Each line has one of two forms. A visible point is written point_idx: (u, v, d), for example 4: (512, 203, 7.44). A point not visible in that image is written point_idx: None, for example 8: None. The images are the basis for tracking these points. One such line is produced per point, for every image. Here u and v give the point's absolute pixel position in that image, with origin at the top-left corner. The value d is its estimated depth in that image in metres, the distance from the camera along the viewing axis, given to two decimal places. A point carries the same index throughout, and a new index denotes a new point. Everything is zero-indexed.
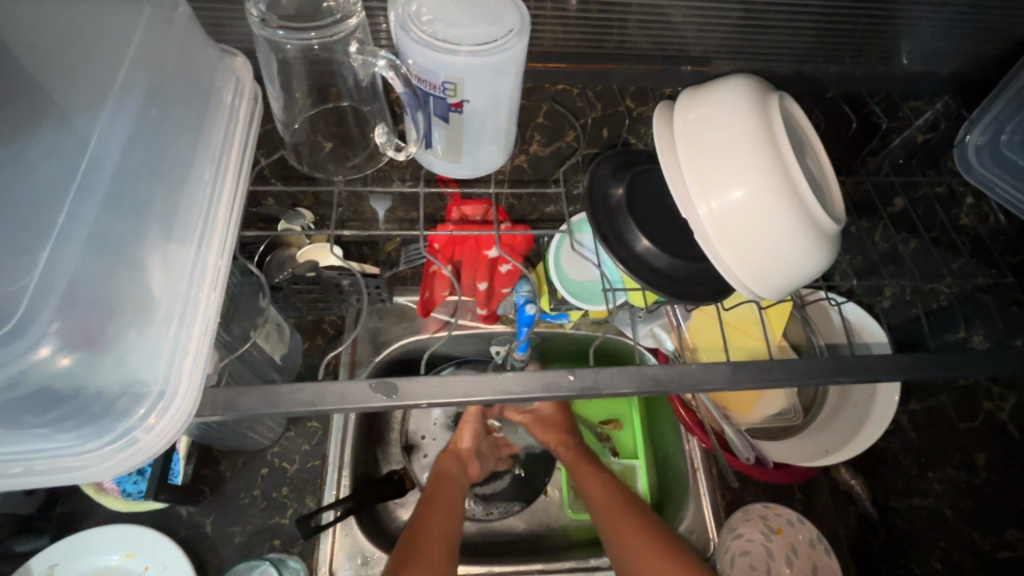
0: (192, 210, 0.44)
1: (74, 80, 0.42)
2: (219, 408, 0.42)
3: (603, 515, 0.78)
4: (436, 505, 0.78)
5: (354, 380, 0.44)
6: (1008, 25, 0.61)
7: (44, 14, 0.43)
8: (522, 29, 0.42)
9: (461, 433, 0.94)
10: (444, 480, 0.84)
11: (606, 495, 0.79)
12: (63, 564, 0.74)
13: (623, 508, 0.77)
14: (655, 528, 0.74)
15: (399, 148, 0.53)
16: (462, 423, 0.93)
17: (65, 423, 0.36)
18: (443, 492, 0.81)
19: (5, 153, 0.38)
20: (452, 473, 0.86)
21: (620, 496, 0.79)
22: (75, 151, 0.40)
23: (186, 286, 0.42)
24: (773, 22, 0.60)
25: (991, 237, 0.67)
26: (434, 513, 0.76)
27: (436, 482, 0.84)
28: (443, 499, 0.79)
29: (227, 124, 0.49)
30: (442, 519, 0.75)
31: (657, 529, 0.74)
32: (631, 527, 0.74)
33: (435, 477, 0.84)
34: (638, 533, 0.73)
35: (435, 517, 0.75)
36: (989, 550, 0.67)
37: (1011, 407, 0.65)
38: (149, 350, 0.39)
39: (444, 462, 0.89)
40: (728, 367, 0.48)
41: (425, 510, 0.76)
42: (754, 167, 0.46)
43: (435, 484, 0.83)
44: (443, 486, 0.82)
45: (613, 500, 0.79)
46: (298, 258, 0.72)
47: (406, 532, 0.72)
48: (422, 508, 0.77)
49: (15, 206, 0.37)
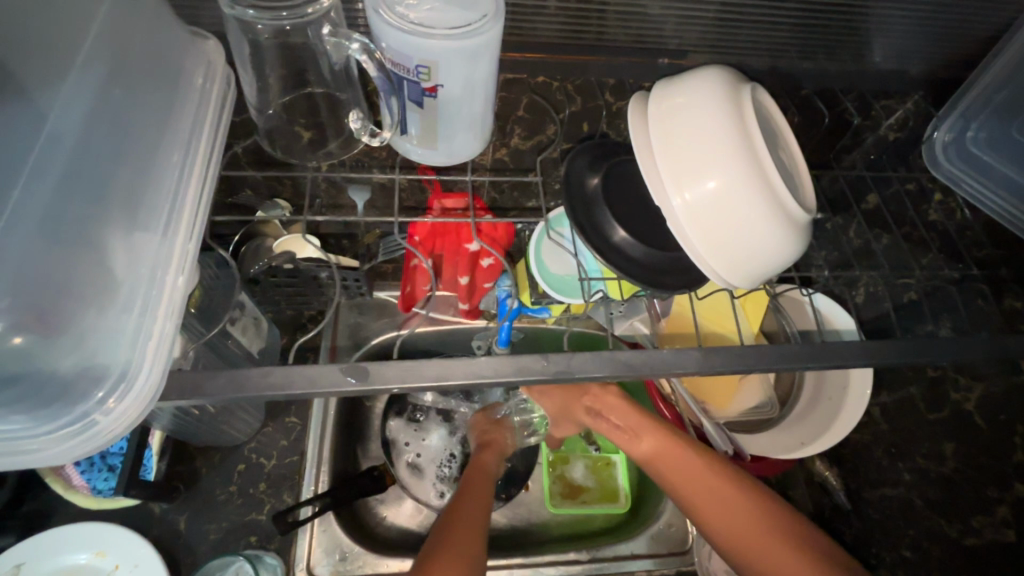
0: (156, 193, 0.43)
1: (24, 44, 0.39)
2: (186, 393, 0.41)
3: (671, 481, 0.66)
4: (473, 491, 0.73)
5: (324, 363, 0.43)
6: (960, 20, 0.64)
7: None
8: (498, 14, 0.42)
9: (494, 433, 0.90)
10: (479, 470, 0.79)
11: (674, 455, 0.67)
12: (29, 564, 0.73)
13: (702, 469, 0.65)
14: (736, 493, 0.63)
15: (375, 134, 0.52)
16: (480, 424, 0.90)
17: (19, 405, 0.35)
18: (478, 482, 0.75)
19: None
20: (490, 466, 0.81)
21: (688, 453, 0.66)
22: (31, 126, 0.39)
23: (151, 270, 0.41)
24: (747, 16, 0.62)
25: (959, 232, 0.69)
26: (472, 495, 0.71)
27: (474, 473, 0.79)
28: (481, 486, 0.74)
29: (196, 107, 0.48)
30: (476, 503, 0.69)
31: (745, 492, 0.63)
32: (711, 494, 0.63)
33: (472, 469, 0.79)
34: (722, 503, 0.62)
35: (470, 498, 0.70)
36: (955, 536, 0.71)
37: (977, 398, 0.68)
38: (110, 333, 0.38)
39: (484, 456, 0.84)
40: (700, 352, 0.48)
41: (460, 494, 0.72)
42: (727, 157, 0.46)
43: (472, 476, 0.78)
44: (476, 477, 0.77)
45: (683, 461, 0.66)
46: (274, 248, 0.71)
47: (435, 527, 0.65)
48: (458, 492, 0.72)
49: None
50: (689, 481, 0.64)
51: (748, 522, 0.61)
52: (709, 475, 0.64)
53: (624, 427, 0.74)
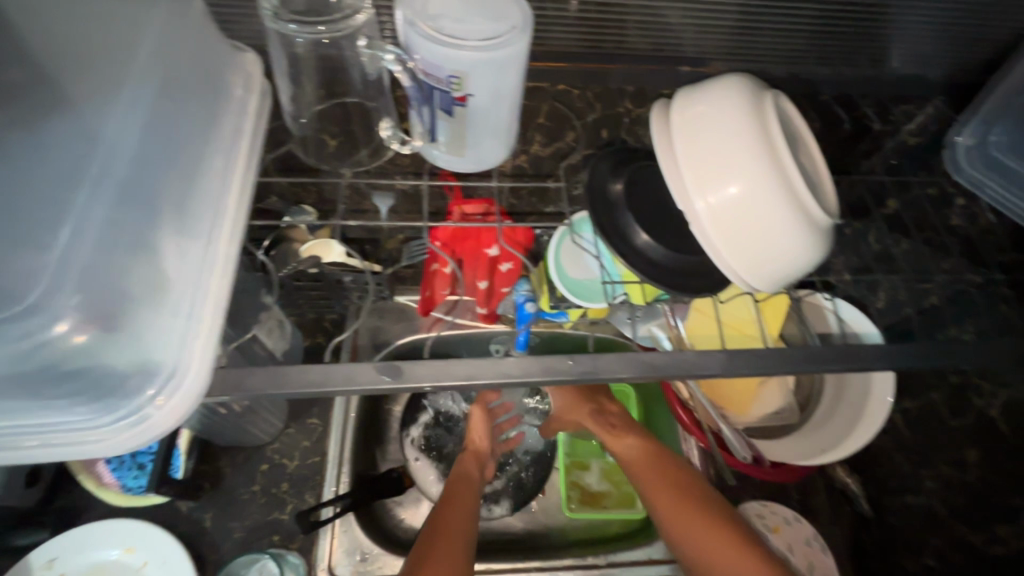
0: (202, 198, 0.45)
1: (84, 68, 0.44)
2: (228, 389, 0.43)
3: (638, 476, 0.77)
4: (455, 500, 0.75)
5: (360, 362, 0.45)
6: (980, 26, 0.65)
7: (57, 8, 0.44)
8: (526, 26, 0.44)
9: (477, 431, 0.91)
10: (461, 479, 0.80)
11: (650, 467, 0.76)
12: (62, 557, 0.75)
13: (677, 490, 0.72)
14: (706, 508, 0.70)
15: (404, 142, 0.56)
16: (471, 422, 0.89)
17: (82, 398, 0.37)
18: (461, 492, 0.78)
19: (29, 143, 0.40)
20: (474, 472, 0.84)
21: (655, 454, 0.78)
22: (94, 139, 0.42)
23: (198, 272, 0.42)
24: (766, 24, 0.63)
25: (980, 237, 0.69)
26: (458, 505, 0.74)
27: (456, 482, 0.80)
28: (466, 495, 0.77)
29: (236, 116, 0.50)
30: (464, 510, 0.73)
31: (715, 510, 0.70)
32: (683, 510, 0.70)
33: (452, 478, 0.81)
34: (693, 518, 0.69)
35: (452, 510, 0.73)
36: (981, 544, 0.69)
37: (1001, 404, 0.67)
38: (161, 331, 0.40)
39: (465, 463, 0.85)
40: (723, 355, 0.49)
41: (439, 506, 0.74)
42: (748, 163, 0.47)
43: (455, 485, 0.80)
44: (458, 485, 0.79)
45: (660, 478, 0.74)
46: (301, 254, 0.71)
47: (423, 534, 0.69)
48: (439, 503, 0.75)
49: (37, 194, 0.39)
50: (651, 473, 0.76)
51: (715, 534, 0.67)
52: (683, 495, 0.71)
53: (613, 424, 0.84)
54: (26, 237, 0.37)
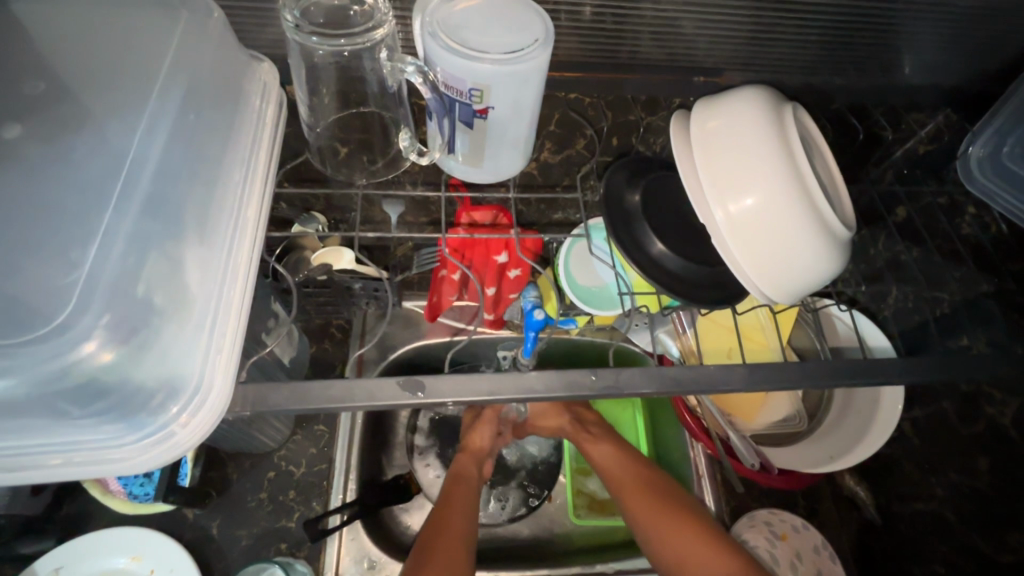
0: (223, 209, 0.45)
1: (107, 86, 0.45)
2: (248, 405, 0.43)
3: (614, 483, 0.79)
4: (452, 506, 0.75)
5: (382, 377, 0.44)
6: (998, 38, 0.64)
7: (87, 38, 0.46)
8: (548, 39, 0.43)
9: (475, 433, 0.87)
10: (460, 480, 0.79)
11: (624, 473, 0.78)
12: (69, 566, 0.75)
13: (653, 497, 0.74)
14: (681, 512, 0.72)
15: (422, 152, 0.54)
16: (476, 425, 0.86)
17: (107, 416, 0.37)
18: (460, 494, 0.77)
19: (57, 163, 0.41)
20: (471, 472, 0.81)
21: (627, 460, 0.80)
22: (119, 154, 0.42)
23: (219, 286, 0.42)
24: (782, 34, 0.62)
25: (992, 244, 0.68)
26: (455, 508, 0.74)
27: (453, 482, 0.79)
28: (460, 498, 0.76)
29: (254, 126, 0.50)
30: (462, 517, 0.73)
31: (689, 512, 0.72)
32: (660, 515, 0.72)
33: (452, 477, 0.80)
34: (670, 522, 0.71)
35: (449, 516, 0.72)
36: (991, 553, 0.68)
37: (1013, 412, 0.65)
38: (185, 348, 0.40)
39: (463, 460, 0.84)
40: (743, 369, 0.49)
41: (438, 512, 0.73)
42: (768, 174, 0.47)
43: (453, 486, 0.79)
44: (458, 486, 0.78)
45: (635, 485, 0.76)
46: (313, 261, 0.73)
47: (420, 541, 0.69)
48: (438, 508, 0.74)
49: (65, 213, 0.39)
50: (625, 480, 0.77)
51: (693, 538, 0.70)
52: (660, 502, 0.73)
53: (588, 430, 0.85)
54: (56, 257, 0.37)
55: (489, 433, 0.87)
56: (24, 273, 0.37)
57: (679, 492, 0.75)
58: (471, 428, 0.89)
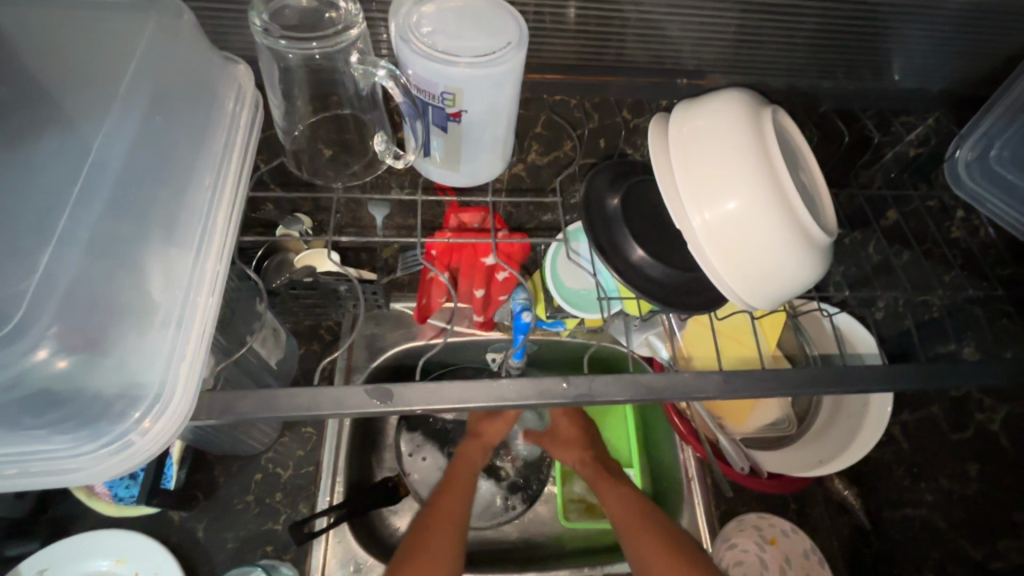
0: (190, 213, 0.45)
1: (71, 89, 0.44)
2: (215, 412, 0.42)
3: (623, 529, 0.75)
4: (448, 495, 0.74)
5: (349, 384, 0.44)
6: (992, 44, 0.63)
7: (53, 34, 0.45)
8: (522, 42, 0.43)
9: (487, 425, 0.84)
10: (463, 469, 0.79)
11: (630, 515, 0.75)
12: (53, 568, 0.74)
13: (658, 550, 0.70)
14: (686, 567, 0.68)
15: (398, 155, 0.54)
16: (489, 417, 0.83)
17: (66, 426, 0.36)
18: (460, 482, 0.77)
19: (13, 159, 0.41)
20: (471, 464, 0.81)
21: (639, 506, 0.77)
22: (81, 158, 0.42)
23: (185, 292, 0.42)
24: (766, 37, 0.61)
25: (981, 250, 0.67)
26: (452, 495, 0.75)
27: (455, 470, 0.80)
28: (461, 485, 0.76)
29: (227, 130, 0.50)
30: (456, 512, 0.72)
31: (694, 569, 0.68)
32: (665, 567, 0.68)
33: (454, 466, 0.80)
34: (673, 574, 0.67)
35: (449, 502, 0.73)
36: (982, 560, 0.68)
37: (1002, 418, 0.65)
38: (148, 353, 0.39)
39: (470, 450, 0.82)
40: (720, 376, 0.49)
41: (437, 497, 0.75)
42: (747, 178, 0.47)
43: (454, 474, 0.79)
44: (457, 475, 0.78)
45: (643, 533, 0.73)
46: (295, 263, 0.72)
47: (412, 528, 0.70)
48: (438, 493, 0.75)
49: (21, 217, 0.39)
50: (640, 532, 0.73)
51: None
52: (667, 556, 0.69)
53: (605, 473, 0.83)
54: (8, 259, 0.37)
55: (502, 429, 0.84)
56: None
57: (686, 545, 0.71)
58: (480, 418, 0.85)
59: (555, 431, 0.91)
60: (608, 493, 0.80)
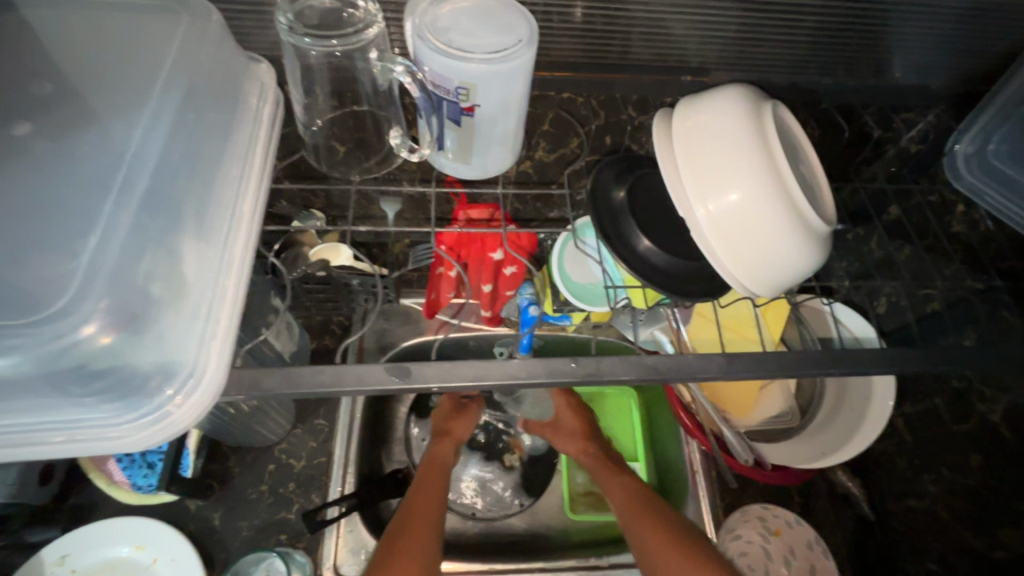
0: (219, 203, 0.47)
1: (110, 87, 0.47)
2: (243, 389, 0.44)
3: (625, 517, 0.76)
4: (426, 491, 0.76)
5: (370, 362, 0.46)
6: (989, 40, 0.65)
7: (94, 42, 0.49)
8: (532, 39, 0.45)
9: (455, 423, 0.90)
10: (436, 465, 0.82)
11: (632, 503, 0.77)
12: (74, 554, 0.77)
13: (661, 532, 0.72)
14: (689, 546, 0.70)
15: (413, 149, 0.56)
16: (461, 415, 0.89)
17: (107, 396, 0.39)
18: (433, 479, 0.79)
19: (62, 151, 0.44)
20: (448, 457, 0.84)
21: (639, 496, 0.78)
22: (122, 148, 0.44)
23: (215, 275, 0.44)
24: (768, 35, 0.63)
25: (981, 243, 0.69)
26: (428, 490, 0.77)
27: (428, 467, 0.82)
28: (438, 481, 0.78)
29: (252, 124, 0.52)
30: (434, 501, 0.75)
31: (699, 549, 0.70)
32: (669, 547, 0.70)
33: (427, 464, 0.82)
34: (677, 551, 0.69)
35: (424, 493, 0.76)
36: (984, 549, 0.69)
37: (1002, 409, 0.66)
38: (182, 332, 0.42)
39: (441, 445, 0.86)
40: (723, 358, 0.51)
41: (414, 492, 0.76)
42: (748, 170, 0.49)
43: (427, 471, 0.81)
44: (434, 466, 0.81)
45: (648, 518, 0.74)
46: (310, 257, 0.74)
47: (393, 523, 0.72)
48: (414, 488, 0.77)
49: (68, 205, 0.42)
50: (644, 517, 0.75)
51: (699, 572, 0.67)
52: (670, 537, 0.71)
53: (603, 464, 0.86)
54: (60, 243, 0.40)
55: (469, 426, 0.91)
56: (32, 260, 0.39)
57: (689, 530, 0.73)
58: (448, 417, 0.91)
59: (556, 422, 0.94)
60: (608, 485, 0.82)
